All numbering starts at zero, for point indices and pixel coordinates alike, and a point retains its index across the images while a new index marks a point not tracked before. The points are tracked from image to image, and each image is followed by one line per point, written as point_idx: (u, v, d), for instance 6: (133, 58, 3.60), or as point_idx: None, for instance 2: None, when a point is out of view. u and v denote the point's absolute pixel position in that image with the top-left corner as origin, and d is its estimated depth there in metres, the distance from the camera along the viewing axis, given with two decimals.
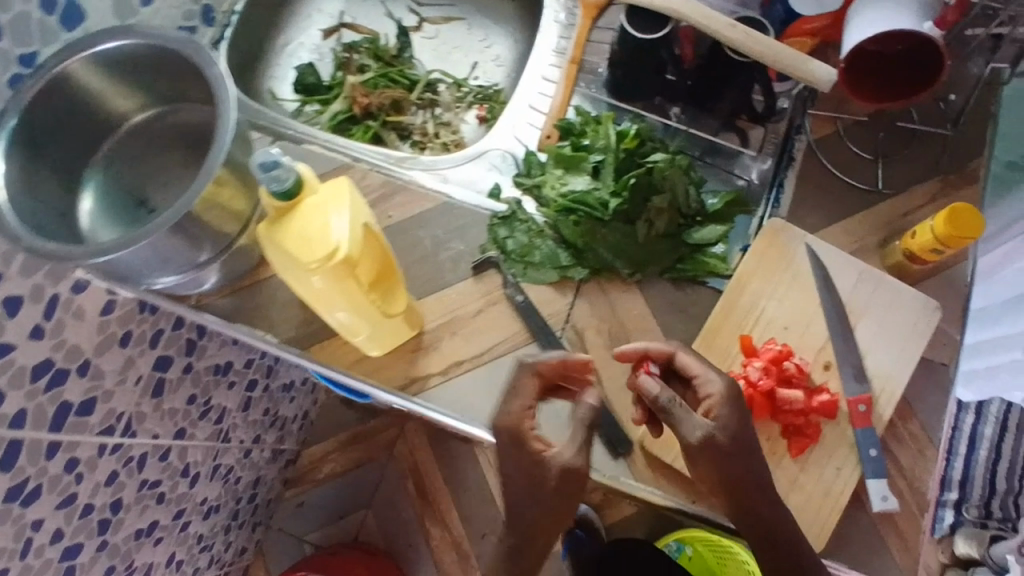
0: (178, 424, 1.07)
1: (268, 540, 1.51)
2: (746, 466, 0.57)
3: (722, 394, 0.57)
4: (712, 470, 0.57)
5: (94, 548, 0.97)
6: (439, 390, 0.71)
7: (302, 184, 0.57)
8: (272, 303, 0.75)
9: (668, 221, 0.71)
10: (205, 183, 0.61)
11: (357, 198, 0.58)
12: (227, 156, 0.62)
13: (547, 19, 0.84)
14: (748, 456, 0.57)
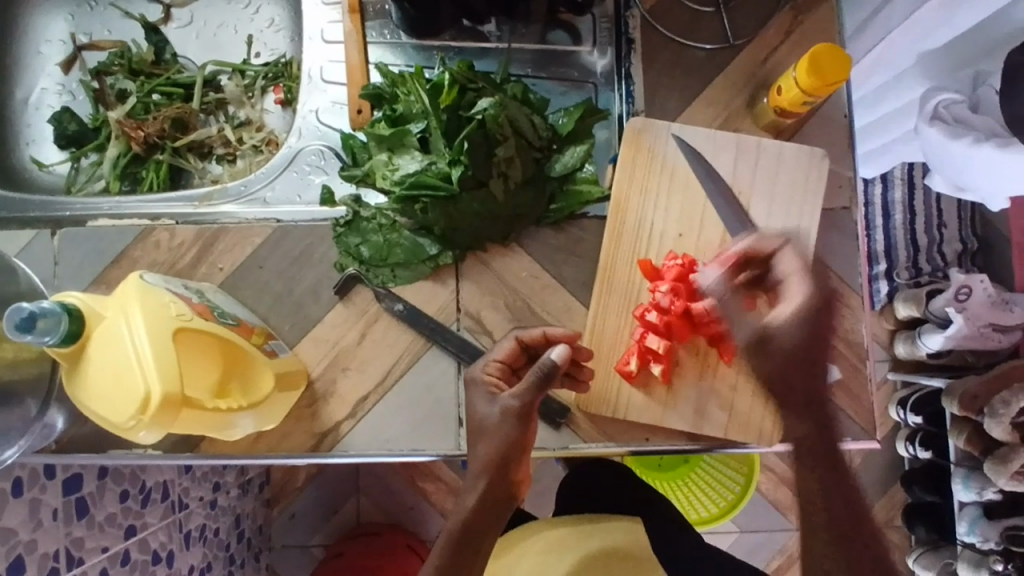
0: (123, 523, 0.98)
1: (277, 561, 1.48)
2: (809, 379, 0.48)
3: (811, 295, 0.49)
4: (771, 378, 0.48)
5: None
6: (356, 436, 0.64)
7: (83, 319, 0.47)
8: None
9: (523, 166, 0.63)
10: None
11: (157, 307, 0.48)
12: None
13: None
14: (812, 372, 0.47)
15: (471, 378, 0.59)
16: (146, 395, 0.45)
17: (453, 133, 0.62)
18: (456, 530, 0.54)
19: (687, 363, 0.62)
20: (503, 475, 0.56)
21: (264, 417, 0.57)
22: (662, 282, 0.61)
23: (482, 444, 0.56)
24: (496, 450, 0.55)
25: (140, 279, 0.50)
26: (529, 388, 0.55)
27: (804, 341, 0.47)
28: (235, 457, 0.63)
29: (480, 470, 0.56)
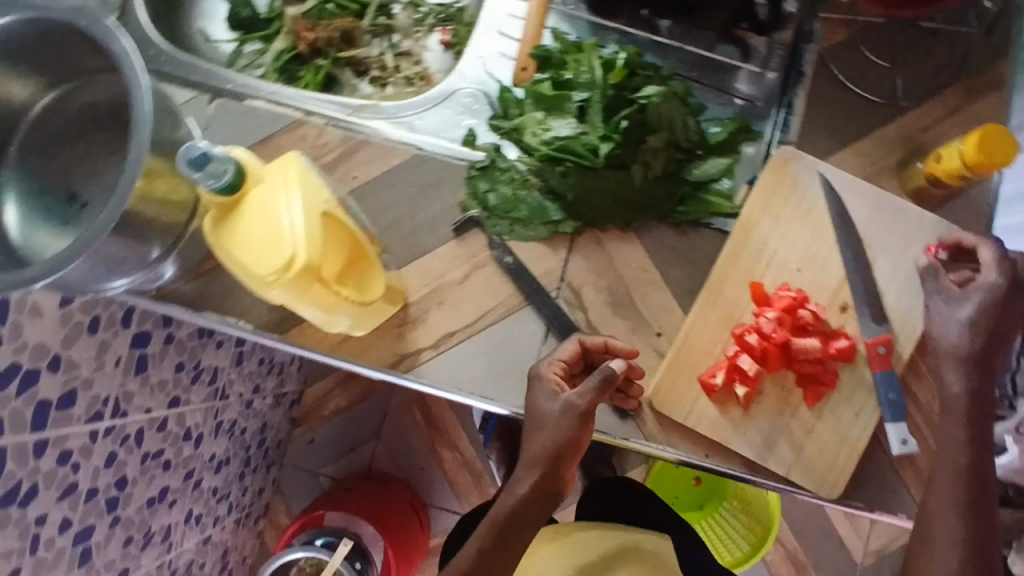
0: (171, 393, 1.04)
1: (284, 478, 1.55)
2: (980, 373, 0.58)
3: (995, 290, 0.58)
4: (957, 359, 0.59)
5: (106, 526, 0.97)
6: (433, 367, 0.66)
7: (244, 174, 0.50)
8: (239, 287, 0.69)
9: (666, 160, 0.64)
10: (136, 176, 0.53)
11: (312, 184, 0.51)
12: (154, 142, 0.54)
13: None
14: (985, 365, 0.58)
15: (537, 376, 0.61)
16: (287, 261, 0.48)
17: (610, 111, 0.64)
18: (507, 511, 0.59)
19: (768, 395, 0.62)
20: (556, 472, 0.59)
21: (359, 319, 0.60)
22: (768, 309, 0.62)
23: (539, 436, 0.59)
24: (550, 447, 0.58)
25: (298, 157, 0.53)
26: (590, 392, 0.57)
27: (985, 332, 0.58)
28: (318, 352, 0.67)
29: (532, 462, 0.59)
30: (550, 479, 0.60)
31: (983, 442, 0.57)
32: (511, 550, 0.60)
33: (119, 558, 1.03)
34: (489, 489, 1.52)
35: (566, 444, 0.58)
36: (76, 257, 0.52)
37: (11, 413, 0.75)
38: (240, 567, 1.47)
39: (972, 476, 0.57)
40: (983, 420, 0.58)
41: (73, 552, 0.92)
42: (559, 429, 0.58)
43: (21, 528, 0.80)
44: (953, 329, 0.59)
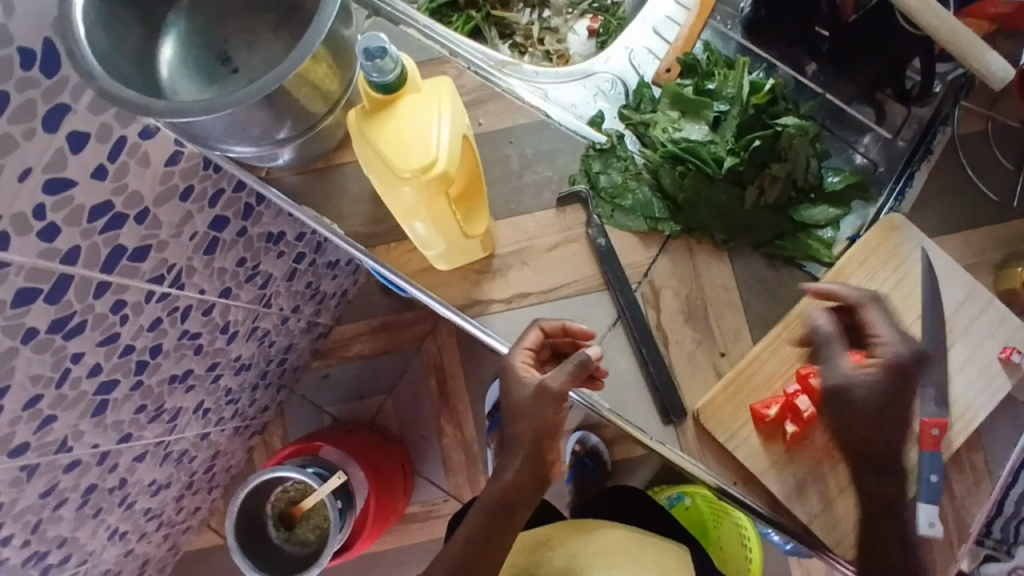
0: (225, 283, 1.07)
1: (289, 403, 1.60)
2: (886, 444, 0.58)
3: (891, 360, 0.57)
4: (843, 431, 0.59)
5: (127, 387, 1.00)
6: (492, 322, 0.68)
7: (404, 79, 0.52)
8: (342, 194, 0.71)
9: (780, 192, 0.66)
10: (303, 57, 0.55)
11: (459, 107, 0.54)
12: (328, 30, 0.57)
13: None
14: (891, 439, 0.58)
15: (507, 368, 0.62)
16: (432, 161, 0.50)
17: (743, 131, 0.66)
18: (499, 497, 0.64)
19: (814, 442, 0.64)
20: (539, 453, 0.63)
21: (451, 252, 0.62)
22: None
23: (520, 422, 0.62)
24: (536, 431, 0.61)
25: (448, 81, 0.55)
26: (568, 377, 0.59)
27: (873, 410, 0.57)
28: (396, 273, 0.69)
29: (519, 448, 0.63)
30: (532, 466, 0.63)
31: (895, 513, 0.58)
32: (505, 534, 0.65)
33: (127, 421, 1.05)
34: (478, 475, 1.56)
35: (546, 428, 0.61)
36: (238, 107, 0.56)
37: (89, 247, 0.78)
38: (221, 474, 1.50)
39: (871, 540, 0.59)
40: (889, 496, 0.58)
41: (92, 399, 0.94)
42: (539, 417, 0.61)
43: (57, 357, 0.83)
44: (840, 409, 0.58)
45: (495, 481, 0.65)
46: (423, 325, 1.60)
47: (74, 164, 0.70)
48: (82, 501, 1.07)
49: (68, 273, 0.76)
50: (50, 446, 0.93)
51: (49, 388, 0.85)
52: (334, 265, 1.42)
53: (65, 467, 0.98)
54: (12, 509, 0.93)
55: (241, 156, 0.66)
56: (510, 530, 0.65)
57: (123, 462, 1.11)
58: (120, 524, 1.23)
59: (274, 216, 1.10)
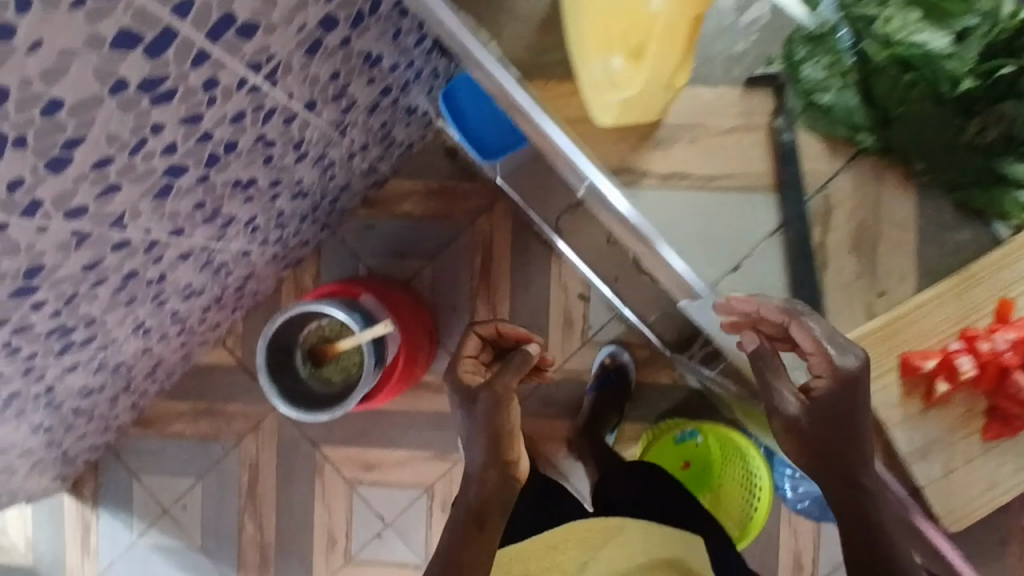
0: (313, 95, 0.99)
1: (328, 245, 1.55)
2: (845, 441, 0.70)
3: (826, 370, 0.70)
4: (810, 449, 0.71)
5: (194, 177, 0.92)
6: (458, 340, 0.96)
7: None
8: (507, 10, 0.65)
9: (1000, 134, 0.70)
10: None
11: None
12: None
13: None
14: (850, 421, 0.70)
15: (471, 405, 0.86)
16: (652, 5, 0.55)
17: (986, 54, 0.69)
18: (469, 518, 0.82)
19: (959, 404, 0.85)
20: (482, 516, 0.82)
21: (629, 81, 0.61)
22: (1008, 329, 0.80)
23: (489, 411, 0.83)
24: (497, 413, 0.83)
25: None
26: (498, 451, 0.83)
27: (823, 420, 0.70)
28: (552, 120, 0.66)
29: (474, 504, 0.83)
30: (494, 468, 0.82)
31: (876, 513, 0.71)
32: (481, 535, 0.82)
33: (183, 214, 0.99)
34: None
35: (505, 395, 0.85)
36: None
37: (204, 4, 0.68)
38: (248, 297, 1.46)
39: (864, 544, 0.71)
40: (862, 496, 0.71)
41: (158, 179, 0.87)
42: (499, 400, 0.84)
43: (140, 121, 0.75)
44: (800, 422, 0.71)
45: (455, 519, 0.83)
46: (480, 200, 1.53)
47: None
48: (121, 286, 1.01)
49: (175, 27, 0.67)
50: (107, 218, 0.85)
51: (122, 154, 0.77)
52: (412, 113, 1.34)
53: (114, 245, 0.91)
54: (53, 274, 0.86)
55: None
56: (484, 536, 0.82)
57: (168, 257, 1.05)
58: (147, 320, 1.18)
59: (378, 35, 1.00)
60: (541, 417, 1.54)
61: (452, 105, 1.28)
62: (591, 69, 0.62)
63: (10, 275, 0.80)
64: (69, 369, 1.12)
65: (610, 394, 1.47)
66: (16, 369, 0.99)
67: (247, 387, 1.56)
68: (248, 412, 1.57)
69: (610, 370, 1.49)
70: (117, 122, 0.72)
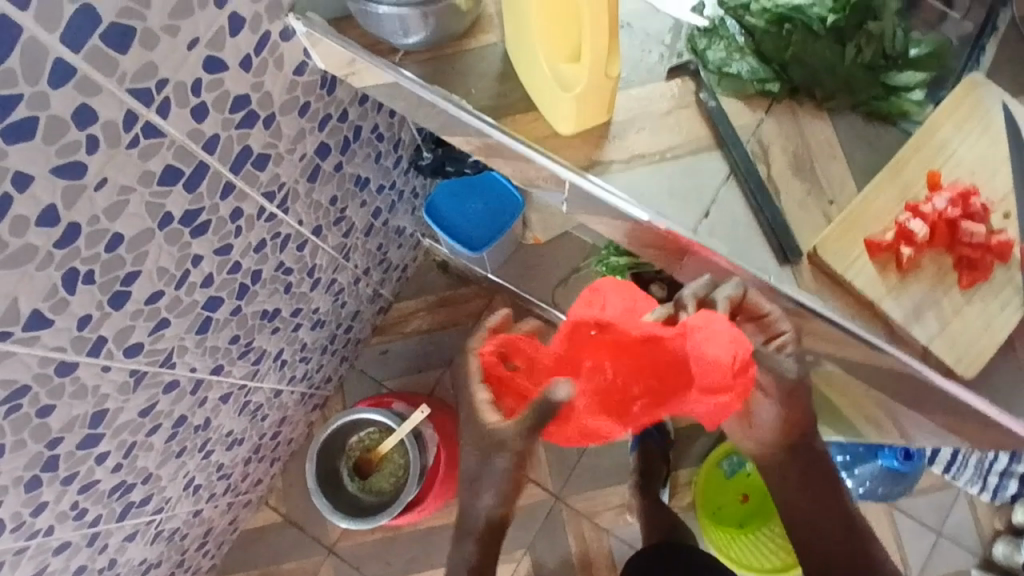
0: (319, 220, 1.13)
1: (350, 379, 1.62)
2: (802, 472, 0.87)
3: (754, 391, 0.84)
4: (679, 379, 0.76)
5: (228, 310, 1.03)
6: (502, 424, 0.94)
7: None
8: (470, 74, 0.77)
9: (848, 92, 0.72)
10: None
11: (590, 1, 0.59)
12: None
13: None
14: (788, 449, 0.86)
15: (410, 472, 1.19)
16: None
17: (779, 33, 0.72)
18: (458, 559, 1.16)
19: (927, 270, 0.67)
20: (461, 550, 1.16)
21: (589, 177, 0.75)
22: (941, 192, 0.67)
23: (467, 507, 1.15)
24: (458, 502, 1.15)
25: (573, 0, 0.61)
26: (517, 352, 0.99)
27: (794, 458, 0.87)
28: (522, 141, 0.74)
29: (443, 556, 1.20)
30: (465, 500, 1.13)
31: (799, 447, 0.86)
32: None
33: (221, 349, 1.08)
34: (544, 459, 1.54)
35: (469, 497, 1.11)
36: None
37: (226, 140, 0.83)
38: (284, 445, 1.51)
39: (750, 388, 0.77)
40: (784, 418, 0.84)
41: (199, 314, 0.98)
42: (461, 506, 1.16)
43: (182, 253, 0.87)
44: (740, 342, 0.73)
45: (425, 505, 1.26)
46: (479, 299, 1.64)
47: (229, 46, 0.75)
48: (172, 433, 1.08)
49: (206, 161, 0.82)
50: (159, 353, 0.95)
51: (169, 287, 0.89)
52: (400, 233, 1.49)
53: (165, 386, 1.00)
54: (116, 418, 0.94)
55: (382, 17, 0.73)
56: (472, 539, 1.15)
57: (212, 399, 1.13)
58: (196, 475, 1.23)
59: (364, 158, 1.15)
60: (592, 487, 1.52)
61: (441, 220, 1.43)
62: (544, 147, 0.74)
63: (79, 421, 0.87)
64: (130, 538, 1.15)
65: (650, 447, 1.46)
66: (84, 536, 1.03)
67: (298, 541, 1.56)
68: (303, 564, 1.55)
69: None
70: (163, 256, 0.84)
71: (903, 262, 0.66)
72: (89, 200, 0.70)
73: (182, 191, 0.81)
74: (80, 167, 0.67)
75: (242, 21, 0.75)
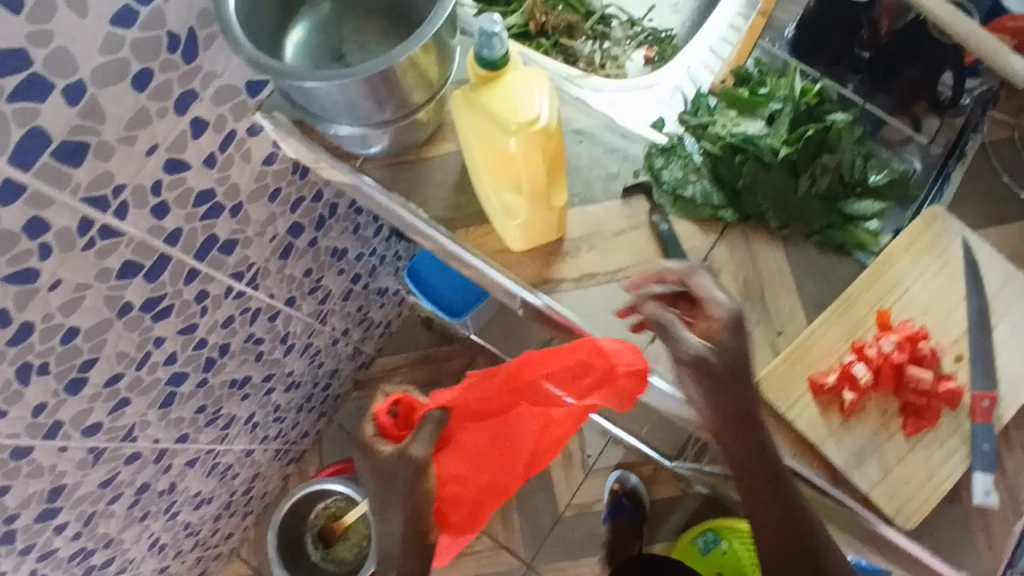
0: (292, 292, 1.13)
1: (328, 433, 1.62)
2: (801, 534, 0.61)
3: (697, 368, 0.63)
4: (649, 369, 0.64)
5: (193, 383, 1.04)
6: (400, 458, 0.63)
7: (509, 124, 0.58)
8: (429, 182, 0.78)
9: (803, 223, 0.71)
10: (412, 48, 0.62)
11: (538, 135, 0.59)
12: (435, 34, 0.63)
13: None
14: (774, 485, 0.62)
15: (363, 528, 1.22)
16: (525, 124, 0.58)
17: (733, 160, 0.72)
18: None
19: (870, 414, 0.65)
20: None
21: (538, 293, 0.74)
22: (891, 334, 0.67)
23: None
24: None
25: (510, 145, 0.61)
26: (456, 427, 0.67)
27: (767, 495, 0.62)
28: (475, 254, 0.75)
29: None
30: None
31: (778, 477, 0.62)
32: None
33: (187, 418, 1.08)
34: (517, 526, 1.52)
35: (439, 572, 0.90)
36: (349, 77, 0.61)
37: (189, 231, 0.84)
38: (257, 499, 1.51)
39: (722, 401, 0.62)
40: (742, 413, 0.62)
41: (163, 389, 0.98)
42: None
43: (142, 337, 0.88)
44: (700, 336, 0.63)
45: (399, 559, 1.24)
46: (461, 359, 1.64)
47: (191, 148, 0.77)
48: (134, 499, 1.08)
49: (168, 253, 0.83)
50: (120, 429, 0.95)
51: (130, 368, 0.89)
52: (383, 293, 1.49)
53: (127, 458, 1.00)
54: (74, 492, 0.94)
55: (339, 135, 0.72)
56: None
57: (177, 465, 1.13)
58: (161, 534, 1.23)
59: (340, 232, 1.16)
60: (565, 557, 1.50)
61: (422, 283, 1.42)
62: (493, 262, 0.74)
63: (35, 498, 0.88)
64: None
65: (623, 520, 1.44)
66: None
67: None
68: None
69: (620, 495, 1.48)
70: (123, 342, 0.85)
71: (847, 406, 0.65)
72: (44, 300, 0.71)
73: (142, 282, 0.82)
74: (33, 271, 0.68)
75: (205, 124, 0.77)
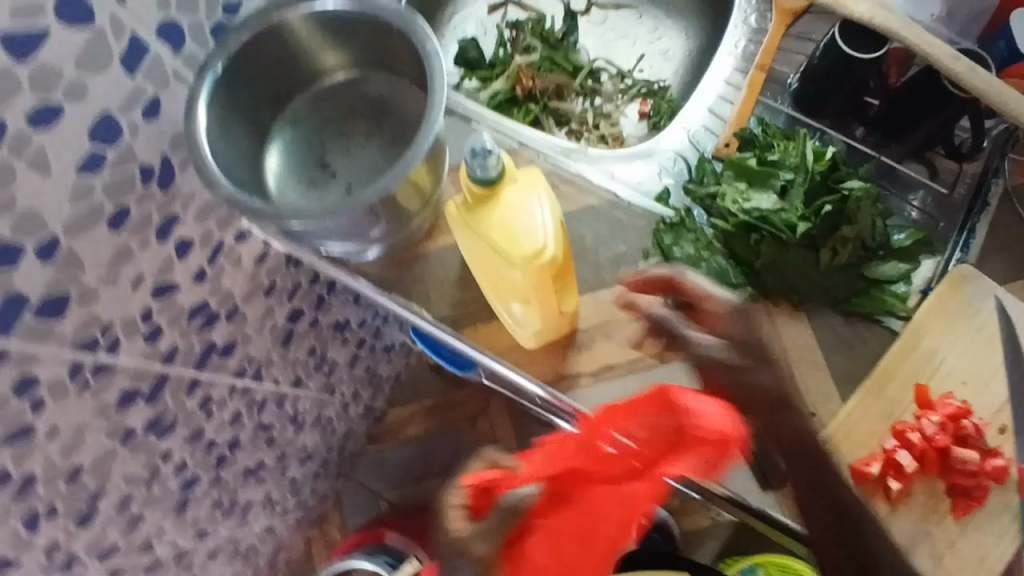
0: (297, 373, 1.10)
1: (346, 491, 1.60)
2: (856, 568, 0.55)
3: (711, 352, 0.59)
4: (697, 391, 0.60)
5: (206, 482, 1.01)
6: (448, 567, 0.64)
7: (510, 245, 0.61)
8: (429, 278, 0.74)
9: (828, 293, 0.68)
10: (398, 177, 0.59)
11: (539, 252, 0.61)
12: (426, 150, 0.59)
13: (724, 50, 0.85)
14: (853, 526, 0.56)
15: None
16: (534, 240, 0.60)
17: (746, 234, 0.69)
18: None
19: (917, 500, 0.66)
20: None
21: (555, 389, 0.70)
22: (933, 414, 0.66)
23: None
24: None
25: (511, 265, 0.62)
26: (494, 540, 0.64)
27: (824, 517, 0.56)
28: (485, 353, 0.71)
29: None
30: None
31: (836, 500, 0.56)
32: None
33: (204, 514, 1.05)
34: None
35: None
36: (334, 214, 0.59)
37: (186, 346, 0.81)
38: (282, 567, 1.48)
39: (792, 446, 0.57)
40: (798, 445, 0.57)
41: (176, 496, 0.95)
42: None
43: (150, 455, 0.85)
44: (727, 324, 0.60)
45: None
46: (474, 405, 1.58)
47: (179, 269, 0.73)
48: None
49: (166, 372, 0.80)
50: (136, 544, 0.92)
51: (140, 487, 0.86)
52: (390, 348, 1.45)
53: (147, 567, 0.97)
54: None
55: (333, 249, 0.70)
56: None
57: (198, 560, 1.10)
58: None
59: (341, 304, 1.13)
60: None
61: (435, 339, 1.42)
62: (507, 360, 0.71)
63: None
64: None
65: None
66: None
67: None
68: None
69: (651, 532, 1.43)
70: (129, 466, 0.82)
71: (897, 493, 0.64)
72: (44, 448, 0.68)
73: (143, 405, 0.79)
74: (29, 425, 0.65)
75: (190, 242, 0.73)
